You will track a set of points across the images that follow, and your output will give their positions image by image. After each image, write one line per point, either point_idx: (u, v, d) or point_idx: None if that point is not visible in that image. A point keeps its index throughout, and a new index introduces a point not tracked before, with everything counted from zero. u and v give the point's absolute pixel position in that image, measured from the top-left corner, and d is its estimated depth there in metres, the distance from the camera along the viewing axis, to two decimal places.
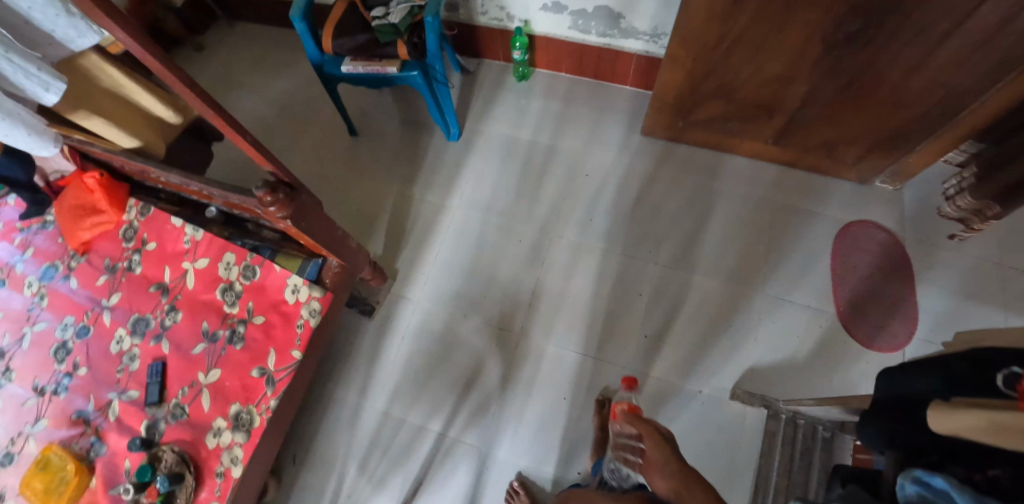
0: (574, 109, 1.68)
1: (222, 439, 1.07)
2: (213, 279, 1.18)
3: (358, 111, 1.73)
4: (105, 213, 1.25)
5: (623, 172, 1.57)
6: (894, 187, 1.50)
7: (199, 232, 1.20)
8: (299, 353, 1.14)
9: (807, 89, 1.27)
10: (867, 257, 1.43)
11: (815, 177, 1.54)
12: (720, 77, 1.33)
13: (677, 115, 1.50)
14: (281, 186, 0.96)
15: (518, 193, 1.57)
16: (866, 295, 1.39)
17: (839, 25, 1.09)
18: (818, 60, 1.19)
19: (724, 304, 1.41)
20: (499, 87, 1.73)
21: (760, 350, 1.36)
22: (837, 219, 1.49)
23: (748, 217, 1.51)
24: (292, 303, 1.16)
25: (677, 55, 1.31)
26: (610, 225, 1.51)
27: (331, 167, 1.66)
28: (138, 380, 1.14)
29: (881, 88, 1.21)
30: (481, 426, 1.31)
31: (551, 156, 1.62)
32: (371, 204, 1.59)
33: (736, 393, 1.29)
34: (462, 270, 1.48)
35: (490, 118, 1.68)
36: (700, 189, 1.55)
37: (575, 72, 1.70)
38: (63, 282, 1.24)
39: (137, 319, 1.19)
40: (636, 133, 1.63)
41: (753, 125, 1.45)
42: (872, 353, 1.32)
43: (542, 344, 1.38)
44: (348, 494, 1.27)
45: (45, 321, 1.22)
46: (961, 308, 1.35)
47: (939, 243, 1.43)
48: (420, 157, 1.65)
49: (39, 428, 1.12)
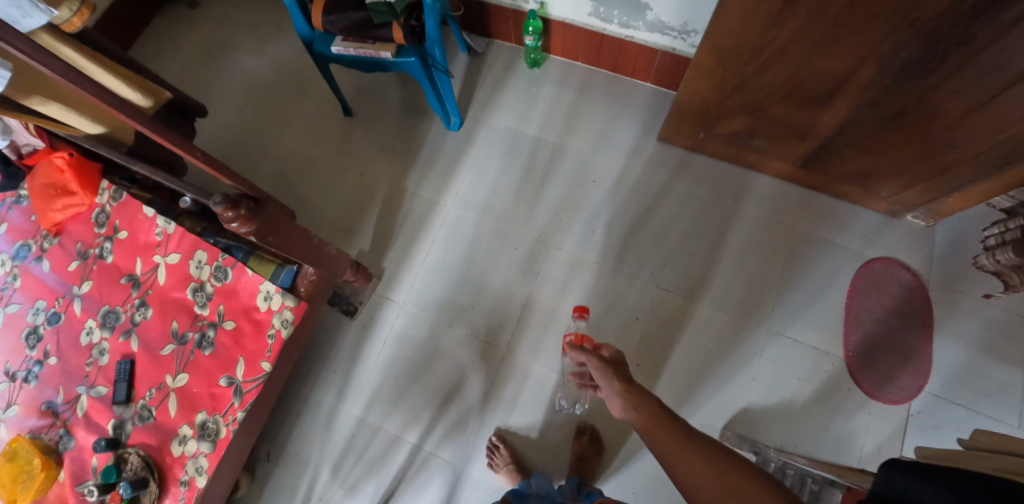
0: (588, 104, 1.54)
1: (188, 447, 1.06)
2: (185, 276, 1.13)
3: (355, 87, 1.61)
4: (76, 195, 1.16)
5: (632, 182, 1.46)
6: (926, 224, 1.38)
7: (171, 224, 1.13)
8: (269, 364, 1.10)
9: (849, 114, 1.12)
10: (885, 298, 1.33)
11: (840, 204, 1.42)
12: (752, 92, 1.18)
13: (699, 125, 1.36)
14: (244, 200, 0.88)
15: (518, 195, 1.47)
16: (878, 341, 1.30)
17: (900, 51, 0.94)
18: (868, 85, 1.04)
19: (723, 336, 1.34)
20: (508, 72, 1.59)
21: (756, 389, 1.29)
22: (857, 254, 1.38)
23: (762, 243, 1.40)
24: (265, 311, 1.11)
25: (706, 63, 1.16)
26: (612, 239, 1.41)
27: (324, 149, 1.57)
28: (107, 377, 1.11)
29: (933, 123, 1.06)
30: (457, 441, 1.28)
31: (557, 156, 1.50)
32: (363, 194, 1.51)
33: (726, 435, 1.25)
34: (452, 275, 1.41)
35: (495, 108, 1.56)
36: (713, 207, 1.43)
37: (591, 62, 1.55)
38: (36, 263, 1.20)
39: (108, 311, 1.14)
40: (652, 138, 1.50)
41: (780, 144, 1.31)
42: (874, 404, 1.25)
43: (528, 362, 1.33)
44: (320, 497, 1.27)
45: (17, 304, 1.18)
46: (978, 365, 1.26)
47: (966, 291, 1.32)
48: (417, 145, 1.54)
49: (11, 414, 1.13)
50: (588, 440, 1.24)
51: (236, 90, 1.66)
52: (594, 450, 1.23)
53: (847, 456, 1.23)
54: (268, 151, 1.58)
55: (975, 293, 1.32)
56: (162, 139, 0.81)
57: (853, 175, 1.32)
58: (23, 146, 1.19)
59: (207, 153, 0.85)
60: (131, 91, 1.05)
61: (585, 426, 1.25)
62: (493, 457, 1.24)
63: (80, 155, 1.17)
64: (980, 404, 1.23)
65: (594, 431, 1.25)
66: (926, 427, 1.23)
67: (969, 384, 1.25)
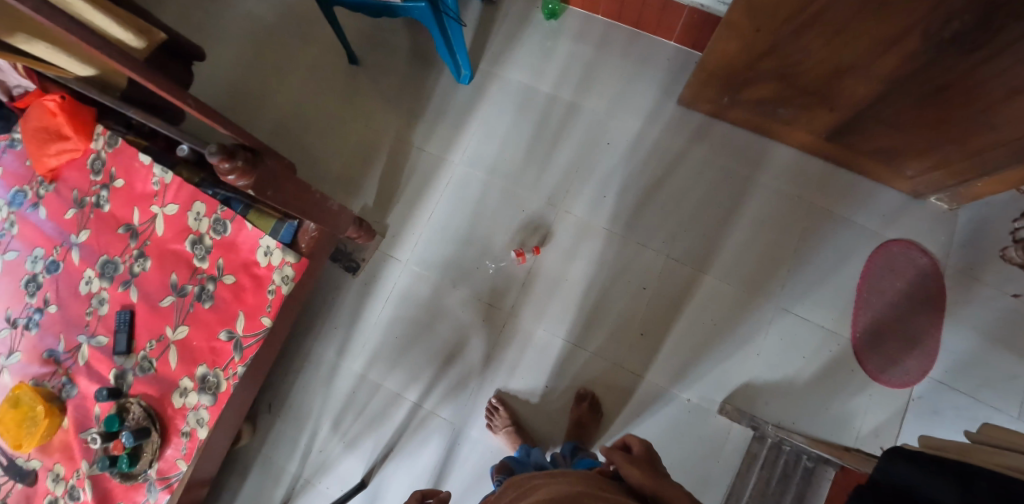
0: (607, 62, 1.45)
1: (189, 399, 1.06)
2: (183, 228, 1.10)
3: (361, 33, 1.52)
4: (70, 140, 1.15)
5: (647, 147, 1.40)
6: (951, 207, 1.32)
7: (168, 174, 1.10)
8: (269, 320, 1.08)
9: (884, 87, 1.06)
10: (899, 280, 1.30)
11: (862, 181, 1.37)
12: (784, 56, 1.11)
13: (724, 90, 1.29)
14: (241, 151, 0.83)
15: (527, 157, 1.41)
16: (886, 323, 1.29)
17: (950, 21, 0.86)
18: (907, 58, 0.97)
19: (730, 310, 1.32)
20: (523, 23, 1.50)
21: (759, 365, 1.28)
22: (875, 234, 1.34)
23: (777, 217, 1.36)
24: (265, 266, 1.08)
25: (737, 22, 1.08)
26: (623, 206, 1.37)
27: (327, 98, 1.50)
28: (107, 327, 1.12)
29: (974, 102, 0.99)
30: (457, 401, 1.29)
31: (571, 116, 1.43)
32: (367, 147, 1.45)
33: (725, 408, 1.24)
34: (457, 236, 1.38)
35: (509, 62, 1.47)
36: (730, 178, 1.38)
37: (612, 16, 1.46)
38: (33, 211, 1.20)
39: (106, 262, 1.14)
40: (672, 101, 1.42)
41: (808, 114, 1.24)
42: (877, 386, 1.25)
43: (531, 327, 1.32)
44: (320, 449, 1.29)
45: (15, 251, 1.20)
46: (986, 353, 1.24)
47: (984, 278, 1.29)
48: (425, 98, 1.47)
49: (14, 361, 1.16)
50: (587, 406, 1.23)
51: (235, 32, 1.58)
52: (592, 416, 1.23)
53: (843, 434, 1.24)
54: (269, 98, 1.51)
55: (993, 280, 1.28)
56: (156, 88, 0.76)
57: (880, 151, 1.25)
58: (14, 87, 1.16)
59: (200, 100, 0.79)
60: (122, 31, 0.99)
61: (585, 392, 1.25)
62: (492, 418, 1.25)
63: (73, 98, 1.13)
64: (981, 393, 1.22)
65: (593, 397, 1.25)
66: (925, 412, 1.23)
67: (973, 371, 1.24)
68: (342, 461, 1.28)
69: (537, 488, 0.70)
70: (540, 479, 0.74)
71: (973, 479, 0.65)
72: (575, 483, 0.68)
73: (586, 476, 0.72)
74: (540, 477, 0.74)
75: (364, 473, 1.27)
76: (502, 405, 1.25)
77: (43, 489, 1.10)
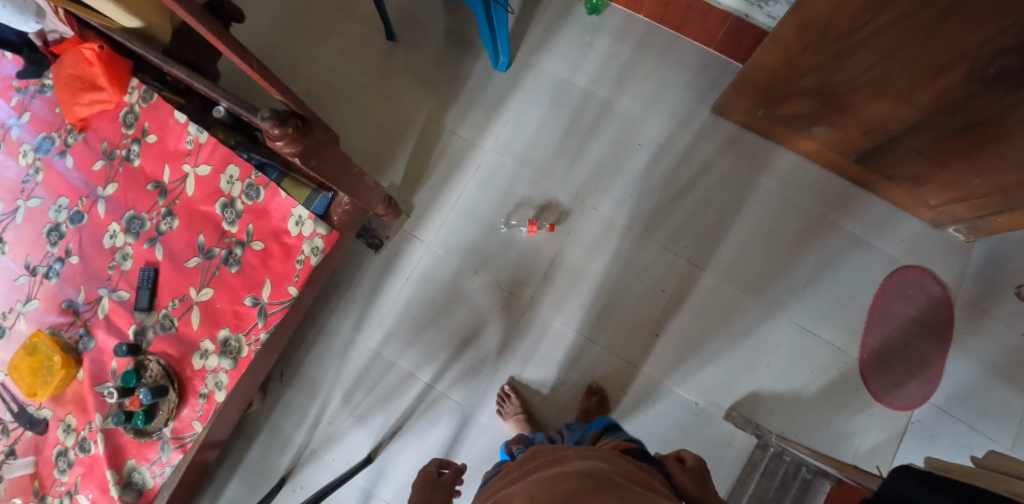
0: (644, 63, 1.45)
1: (209, 362, 1.07)
2: (214, 190, 1.10)
3: (401, 10, 1.51)
4: (104, 91, 1.13)
5: (677, 151, 1.41)
6: (967, 239, 1.35)
7: (203, 134, 1.09)
8: (295, 289, 1.08)
9: (921, 116, 1.07)
10: (910, 306, 1.33)
11: (884, 205, 1.38)
12: (826, 76, 1.12)
13: (760, 101, 1.30)
14: (292, 118, 0.83)
15: (558, 150, 1.41)
16: (895, 347, 1.31)
17: (997, 57, 0.88)
18: (949, 89, 0.98)
19: (744, 320, 1.33)
20: (565, 15, 1.49)
21: (767, 376, 1.31)
22: (892, 258, 1.36)
23: (799, 233, 1.37)
24: (295, 236, 1.08)
25: (785, 37, 1.09)
26: (648, 208, 1.38)
27: (361, 72, 1.49)
28: (129, 282, 1.12)
29: (1008, 140, 1.01)
30: (469, 386, 1.31)
31: (604, 113, 1.43)
32: (398, 126, 1.45)
33: (731, 415, 1.27)
34: (482, 222, 1.38)
35: (547, 53, 1.47)
36: (755, 190, 1.39)
37: (654, 17, 1.46)
38: (60, 159, 1.19)
39: (132, 217, 1.13)
40: (706, 108, 1.43)
41: (842, 134, 1.25)
42: (879, 406, 1.28)
43: (548, 319, 1.33)
44: (329, 422, 1.31)
45: (39, 198, 1.19)
46: (987, 384, 1.27)
47: (993, 311, 1.31)
48: (460, 82, 1.47)
49: (30, 308, 1.15)
50: (596, 400, 1.26)
51: None
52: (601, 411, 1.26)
53: (842, 450, 1.27)
54: (303, 66, 1.50)
55: (1004, 315, 1.31)
56: (227, 51, 0.73)
57: (907, 178, 1.27)
58: (49, 33, 1.13)
59: (260, 64, 0.78)
60: None
61: (597, 388, 1.27)
62: (503, 405, 1.27)
63: (110, 48, 1.11)
64: (978, 422, 1.25)
65: (603, 393, 1.27)
66: (924, 436, 1.26)
67: (973, 401, 1.27)
68: (349, 435, 1.29)
69: (564, 460, 0.75)
70: (568, 450, 0.79)
71: (975, 503, 0.67)
72: (600, 460, 0.75)
73: (612, 457, 0.77)
74: (568, 449, 0.80)
75: (371, 449, 1.29)
76: (513, 393, 1.27)
77: (53, 439, 1.10)
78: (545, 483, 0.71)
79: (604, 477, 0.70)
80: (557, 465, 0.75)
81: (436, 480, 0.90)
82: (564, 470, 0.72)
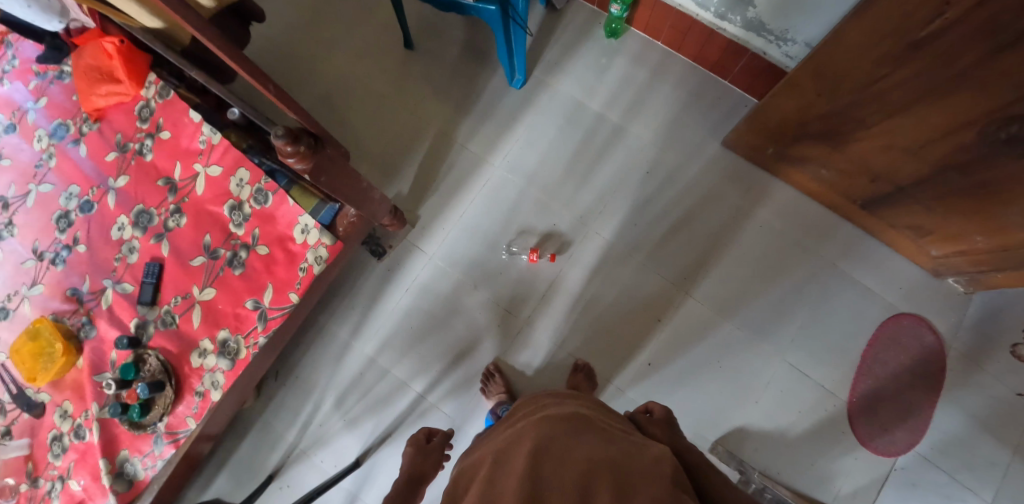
0: (659, 90, 1.46)
1: (206, 361, 1.09)
2: (224, 192, 1.11)
3: (421, 20, 1.53)
4: (121, 84, 1.13)
5: (683, 181, 1.42)
6: (966, 290, 1.33)
7: (216, 135, 1.11)
8: (296, 296, 1.11)
9: (929, 170, 1.07)
10: (904, 353, 1.32)
11: (886, 251, 1.37)
12: (838, 124, 1.12)
13: (771, 141, 1.31)
14: (304, 136, 0.84)
15: (566, 171, 1.43)
16: (884, 393, 1.31)
17: (1007, 124, 0.87)
18: (958, 149, 0.98)
19: (736, 354, 1.34)
20: (583, 36, 1.50)
21: (755, 412, 1.32)
22: (888, 305, 1.35)
23: (799, 272, 1.37)
24: (300, 244, 1.10)
25: (799, 82, 1.10)
26: (649, 235, 1.39)
27: (377, 79, 1.51)
28: (134, 275, 1.13)
29: (1012, 205, 1.00)
30: (460, 399, 1.33)
31: (614, 137, 1.44)
32: (409, 135, 1.47)
33: (716, 449, 1.28)
34: (485, 238, 1.40)
35: (563, 73, 1.48)
36: (759, 226, 1.39)
37: (672, 45, 1.46)
38: (73, 146, 1.20)
39: (141, 211, 1.15)
40: (716, 141, 1.43)
41: (848, 179, 1.26)
42: (863, 451, 1.29)
43: (542, 339, 1.35)
44: (319, 423, 1.33)
45: (50, 184, 1.20)
46: (973, 437, 1.27)
47: (987, 366, 1.30)
48: (474, 95, 1.48)
49: (35, 292, 1.17)
50: (583, 377, 1.26)
51: None
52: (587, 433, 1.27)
53: (824, 491, 1.28)
54: (321, 69, 1.53)
55: (996, 370, 1.30)
56: (243, 72, 0.76)
57: (910, 228, 1.26)
58: (72, 21, 1.14)
59: (279, 87, 0.80)
60: None
61: (582, 364, 1.28)
62: (487, 384, 1.30)
63: (131, 43, 1.11)
64: (961, 474, 1.26)
65: (589, 369, 1.28)
66: (905, 483, 1.27)
67: (958, 452, 1.27)
68: (339, 438, 1.32)
69: (546, 406, 0.80)
70: (551, 399, 0.84)
71: None
72: (582, 408, 0.80)
73: (588, 404, 0.84)
74: (550, 398, 0.85)
75: (359, 453, 1.31)
76: (498, 373, 1.30)
77: (50, 423, 1.12)
78: (529, 428, 0.73)
79: (588, 423, 0.73)
80: (539, 410, 0.79)
81: (424, 444, 1.02)
82: (546, 411, 0.77)
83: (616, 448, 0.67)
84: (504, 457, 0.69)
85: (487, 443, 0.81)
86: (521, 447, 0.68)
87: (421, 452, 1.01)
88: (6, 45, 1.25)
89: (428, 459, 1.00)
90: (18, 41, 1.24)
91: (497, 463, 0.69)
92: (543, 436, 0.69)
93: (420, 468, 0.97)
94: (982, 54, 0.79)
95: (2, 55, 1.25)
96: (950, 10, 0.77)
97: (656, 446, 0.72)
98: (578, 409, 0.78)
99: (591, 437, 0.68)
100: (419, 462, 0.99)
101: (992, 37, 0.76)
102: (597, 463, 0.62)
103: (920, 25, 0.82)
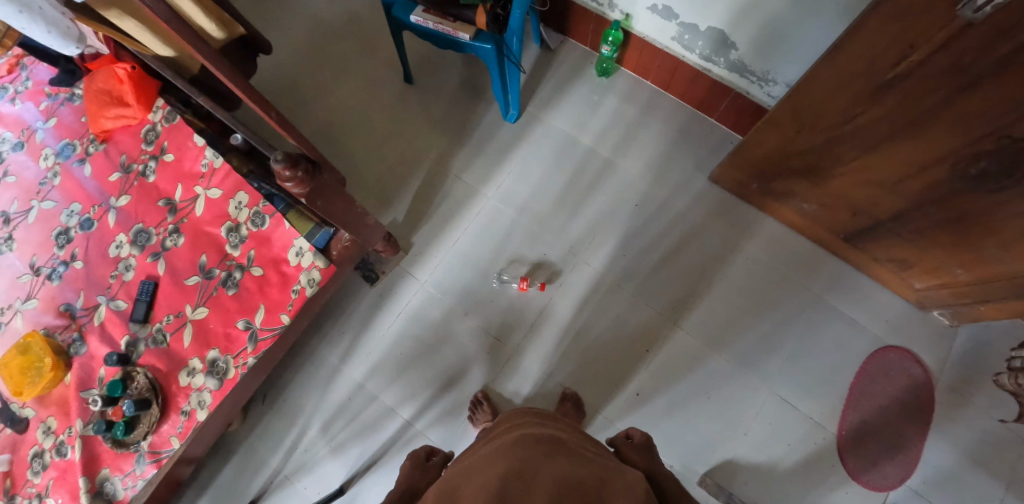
0: (648, 126, 1.52)
1: (195, 380, 1.09)
2: (222, 213, 1.14)
3: (421, 58, 1.61)
4: (130, 108, 1.17)
5: (670, 213, 1.45)
6: (950, 323, 1.34)
7: (218, 160, 1.14)
8: (288, 318, 1.13)
9: (906, 205, 1.11)
10: (891, 386, 1.33)
11: (870, 284, 1.40)
12: (816, 159, 1.17)
13: (755, 176, 1.35)
14: (303, 161, 0.87)
15: (558, 202, 1.47)
16: (873, 426, 1.31)
17: (977, 160, 0.90)
18: (933, 185, 1.02)
19: (724, 384, 1.35)
20: (575, 74, 1.57)
21: (744, 444, 1.31)
22: (875, 337, 1.36)
23: (786, 304, 1.39)
24: (294, 266, 1.13)
25: (779, 120, 1.15)
26: (637, 263, 1.42)
27: (377, 111, 1.57)
28: (128, 293, 1.15)
29: (989, 238, 1.03)
30: (448, 427, 1.32)
31: (604, 169, 1.49)
32: (406, 164, 1.52)
33: (705, 481, 1.27)
34: (476, 266, 1.43)
35: (555, 109, 1.55)
36: (745, 257, 1.43)
37: (660, 85, 1.53)
38: (78, 166, 1.23)
39: (140, 230, 1.17)
40: (703, 175, 1.48)
41: (830, 213, 1.29)
42: (855, 485, 1.27)
43: (531, 366, 1.36)
44: (304, 449, 1.32)
45: (53, 201, 1.22)
46: (964, 472, 1.26)
47: (973, 400, 1.31)
48: (469, 128, 1.54)
49: (29, 307, 1.18)
50: (571, 405, 1.26)
51: (303, 32, 1.67)
52: None
53: None
54: (323, 100, 1.59)
55: (983, 404, 1.30)
56: (248, 100, 0.79)
57: (893, 261, 1.29)
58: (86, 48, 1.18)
59: (281, 113, 0.83)
60: (207, 21, 1.06)
61: (571, 393, 1.28)
62: (474, 411, 1.29)
63: (142, 70, 1.16)
64: None
65: (576, 398, 1.27)
66: None
67: (950, 488, 1.26)
68: (324, 464, 1.31)
69: (525, 424, 0.81)
70: (531, 418, 0.85)
71: None
72: (559, 430, 0.81)
73: (567, 427, 0.85)
74: (530, 416, 0.86)
75: (343, 480, 1.29)
76: (486, 400, 1.30)
77: (32, 439, 1.11)
78: (505, 447, 0.73)
79: (565, 445, 0.74)
80: (519, 428, 0.80)
81: (424, 463, 1.00)
82: (524, 430, 0.78)
83: (591, 472, 0.68)
84: (478, 474, 0.69)
85: (466, 455, 0.82)
86: (494, 465, 0.69)
87: (420, 469, 0.98)
88: (20, 67, 1.30)
89: (428, 473, 0.97)
90: (35, 66, 1.30)
91: (470, 479, 0.69)
92: (519, 456, 0.70)
93: (415, 483, 0.94)
94: (948, 93, 0.84)
95: (15, 77, 1.30)
96: (914, 53, 0.82)
97: (631, 474, 0.73)
98: (558, 432, 0.79)
99: (569, 462, 0.69)
100: (416, 480, 0.95)
101: (955, 77, 0.81)
102: (570, 485, 0.63)
103: (887, 66, 0.87)
